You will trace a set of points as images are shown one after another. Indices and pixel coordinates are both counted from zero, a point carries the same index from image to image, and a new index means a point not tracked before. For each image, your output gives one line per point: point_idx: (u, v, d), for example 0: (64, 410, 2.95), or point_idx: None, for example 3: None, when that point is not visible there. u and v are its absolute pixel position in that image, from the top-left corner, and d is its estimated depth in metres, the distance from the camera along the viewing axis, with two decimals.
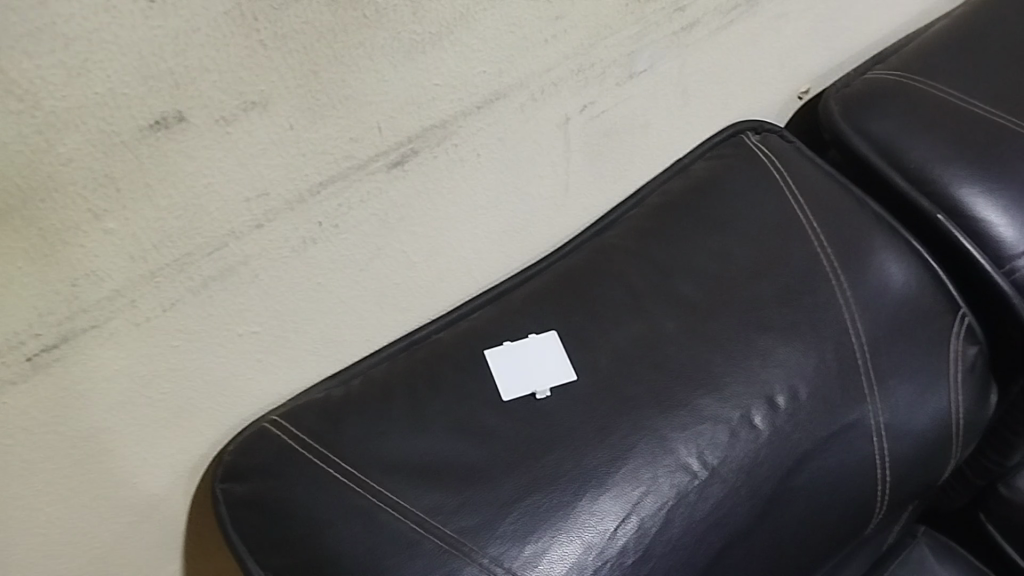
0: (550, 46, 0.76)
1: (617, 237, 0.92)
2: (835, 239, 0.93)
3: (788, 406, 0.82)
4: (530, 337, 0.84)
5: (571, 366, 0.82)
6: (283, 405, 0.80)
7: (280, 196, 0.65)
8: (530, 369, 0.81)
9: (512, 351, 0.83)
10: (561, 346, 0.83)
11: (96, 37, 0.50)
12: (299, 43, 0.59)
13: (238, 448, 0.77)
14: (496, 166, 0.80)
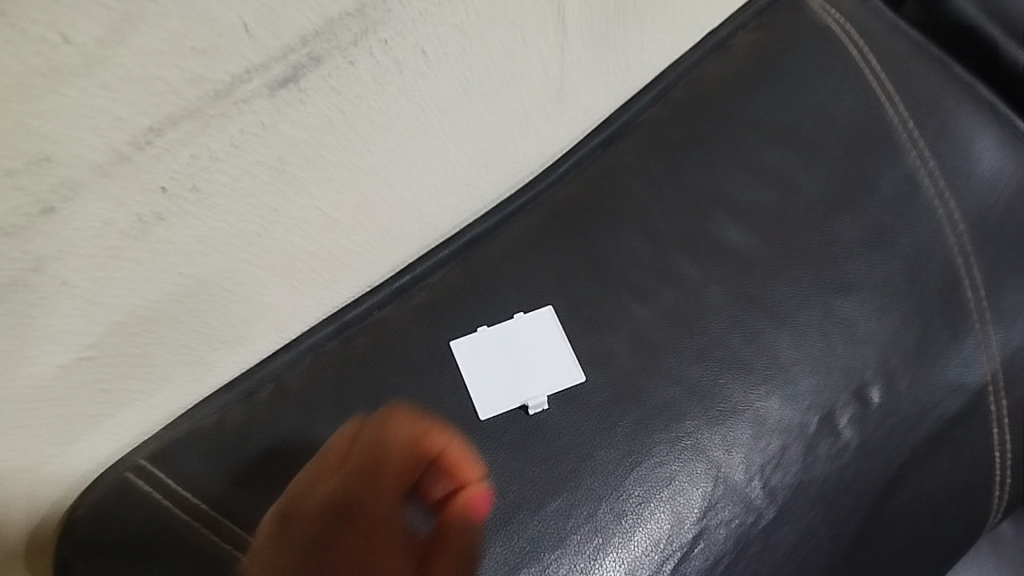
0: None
1: (632, 153, 0.64)
2: (943, 143, 0.65)
3: (885, 401, 0.58)
4: (516, 318, 0.59)
5: (574, 361, 0.57)
6: (157, 437, 0.55)
7: (79, 162, 0.37)
8: (523, 371, 0.57)
9: (488, 342, 0.58)
10: (558, 329, 0.58)
11: None
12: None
13: (92, 519, 0.53)
14: (452, 67, 0.51)
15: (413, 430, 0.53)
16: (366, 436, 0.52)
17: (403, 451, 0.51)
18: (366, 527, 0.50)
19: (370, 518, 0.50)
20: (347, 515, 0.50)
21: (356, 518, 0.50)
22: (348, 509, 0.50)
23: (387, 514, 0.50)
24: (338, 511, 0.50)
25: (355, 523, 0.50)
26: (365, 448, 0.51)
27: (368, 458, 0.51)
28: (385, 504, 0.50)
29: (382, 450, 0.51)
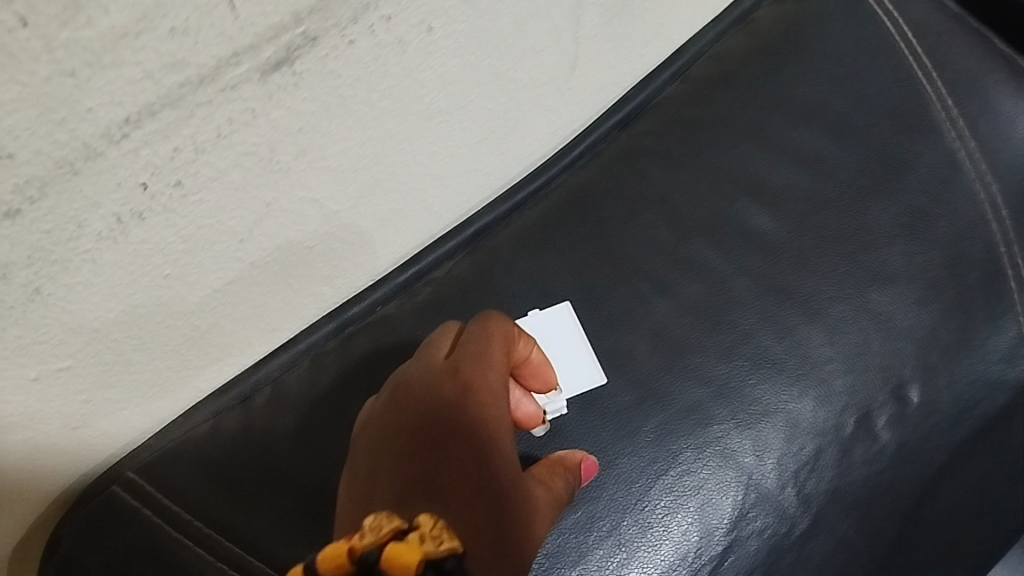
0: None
1: (650, 136, 0.60)
2: (983, 121, 0.60)
3: (924, 400, 0.55)
4: (530, 315, 0.54)
5: (594, 363, 0.53)
6: (151, 448, 0.51)
7: (45, 158, 0.33)
8: None
9: None
10: (576, 327, 0.54)
11: None
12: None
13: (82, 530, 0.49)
14: (459, 45, 0.47)
15: (515, 337, 0.46)
16: (471, 344, 0.44)
17: (504, 355, 0.44)
18: (478, 426, 0.39)
19: (480, 423, 0.39)
20: (452, 407, 0.40)
21: (466, 411, 0.40)
22: (456, 403, 0.40)
23: (494, 378, 0.43)
24: (438, 401, 0.40)
25: (468, 421, 0.39)
26: (470, 352, 0.44)
27: (473, 359, 0.43)
28: (499, 404, 0.41)
29: (488, 353, 0.44)
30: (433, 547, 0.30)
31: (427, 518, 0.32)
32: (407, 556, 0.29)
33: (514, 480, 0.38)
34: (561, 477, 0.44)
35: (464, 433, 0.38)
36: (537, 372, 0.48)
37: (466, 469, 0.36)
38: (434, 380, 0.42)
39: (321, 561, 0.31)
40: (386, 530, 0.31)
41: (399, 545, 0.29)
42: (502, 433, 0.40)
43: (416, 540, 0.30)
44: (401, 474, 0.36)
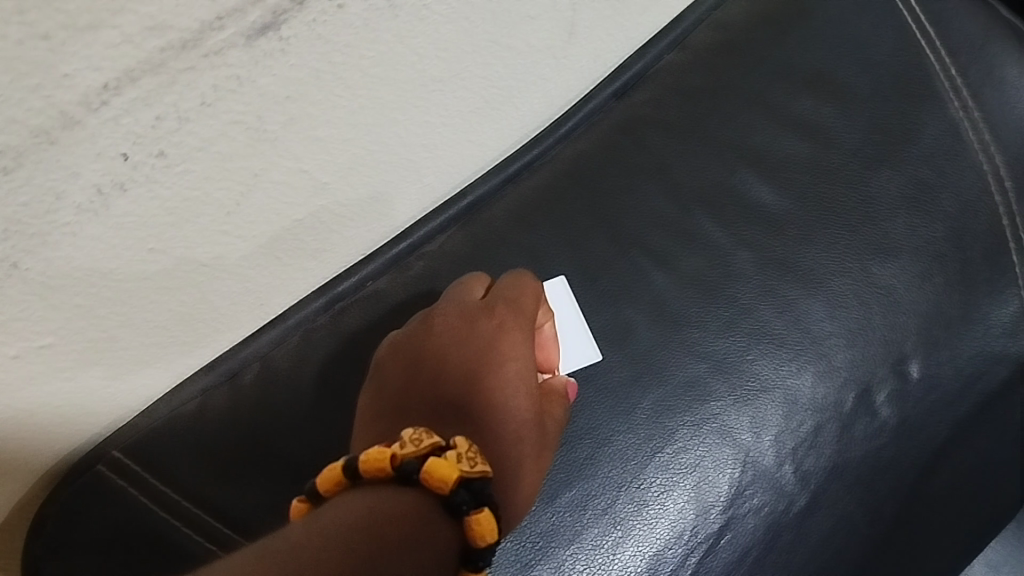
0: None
1: (649, 105, 0.58)
2: (987, 93, 0.59)
3: (926, 376, 0.54)
4: None
5: (589, 340, 0.52)
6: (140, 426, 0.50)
7: (17, 126, 0.31)
8: None
9: None
10: (572, 302, 0.53)
11: None
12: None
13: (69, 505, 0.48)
14: (453, 10, 0.45)
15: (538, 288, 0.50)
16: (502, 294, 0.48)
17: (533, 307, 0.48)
18: (503, 373, 0.45)
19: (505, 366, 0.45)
20: (485, 350, 0.46)
21: (494, 360, 0.45)
22: (488, 345, 0.46)
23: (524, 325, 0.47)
24: (472, 338, 0.47)
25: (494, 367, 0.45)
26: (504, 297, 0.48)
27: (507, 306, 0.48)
28: (525, 352, 0.46)
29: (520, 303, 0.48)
30: (467, 467, 0.38)
31: (462, 441, 0.39)
32: (446, 473, 0.37)
33: (528, 421, 0.44)
34: (559, 400, 0.47)
35: (488, 377, 0.45)
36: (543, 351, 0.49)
37: (482, 413, 0.43)
38: (468, 319, 0.47)
39: (367, 462, 0.37)
40: (426, 445, 0.38)
41: (440, 461, 0.37)
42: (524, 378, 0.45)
43: (454, 459, 0.38)
44: (429, 413, 0.44)
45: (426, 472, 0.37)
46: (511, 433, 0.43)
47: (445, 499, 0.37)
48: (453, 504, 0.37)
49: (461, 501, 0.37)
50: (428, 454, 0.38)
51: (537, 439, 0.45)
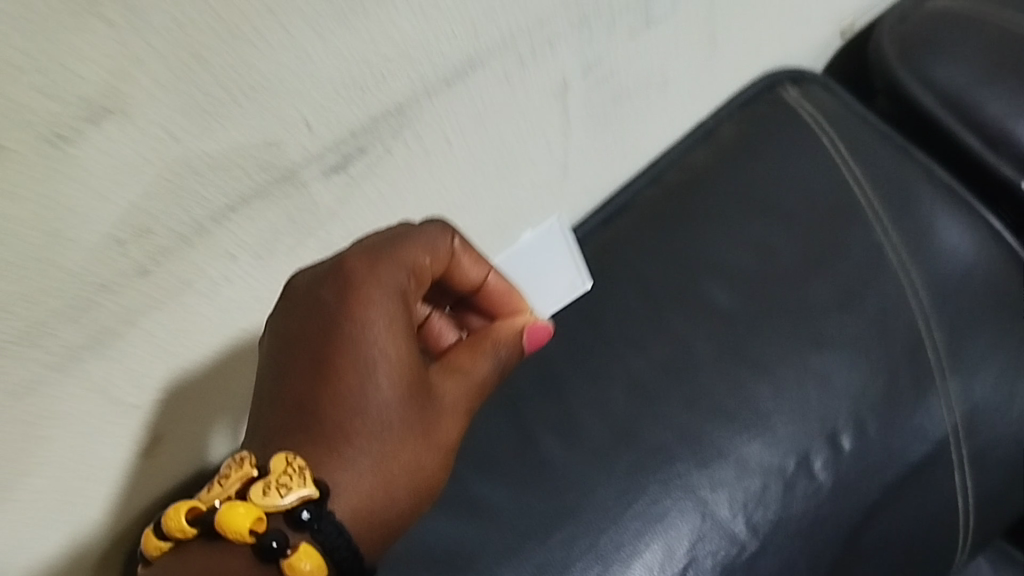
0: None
1: (628, 228, 0.73)
2: (901, 221, 0.74)
3: (855, 447, 0.66)
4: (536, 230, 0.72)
5: (583, 270, 0.71)
6: None
7: (170, 232, 0.46)
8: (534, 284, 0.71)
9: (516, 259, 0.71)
10: (571, 250, 0.72)
11: None
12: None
13: None
14: (476, 157, 0.61)
15: (435, 225, 0.52)
16: (354, 256, 0.49)
17: (406, 262, 0.50)
18: (353, 358, 0.47)
19: (353, 352, 0.47)
20: (332, 328, 0.48)
21: (358, 353, 0.47)
22: (340, 318, 0.48)
23: (387, 286, 0.49)
24: (340, 327, 0.48)
25: (342, 350, 0.48)
26: (360, 262, 0.49)
27: (358, 270, 0.49)
28: (388, 323, 0.48)
29: (378, 262, 0.49)
30: (270, 501, 0.43)
31: (271, 471, 0.44)
32: (242, 520, 0.42)
33: (402, 397, 0.48)
34: (469, 358, 0.52)
35: (342, 365, 0.47)
36: (504, 301, 0.55)
37: (348, 411, 0.47)
38: (318, 287, 0.49)
39: (178, 521, 0.44)
40: (234, 488, 0.44)
41: (239, 507, 0.43)
42: (380, 350, 0.48)
43: (256, 499, 0.43)
44: (304, 419, 0.47)
45: (224, 528, 0.42)
46: (371, 418, 0.47)
47: (254, 538, 0.42)
48: (260, 543, 0.42)
49: (267, 540, 0.42)
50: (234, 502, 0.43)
51: (433, 417, 0.49)
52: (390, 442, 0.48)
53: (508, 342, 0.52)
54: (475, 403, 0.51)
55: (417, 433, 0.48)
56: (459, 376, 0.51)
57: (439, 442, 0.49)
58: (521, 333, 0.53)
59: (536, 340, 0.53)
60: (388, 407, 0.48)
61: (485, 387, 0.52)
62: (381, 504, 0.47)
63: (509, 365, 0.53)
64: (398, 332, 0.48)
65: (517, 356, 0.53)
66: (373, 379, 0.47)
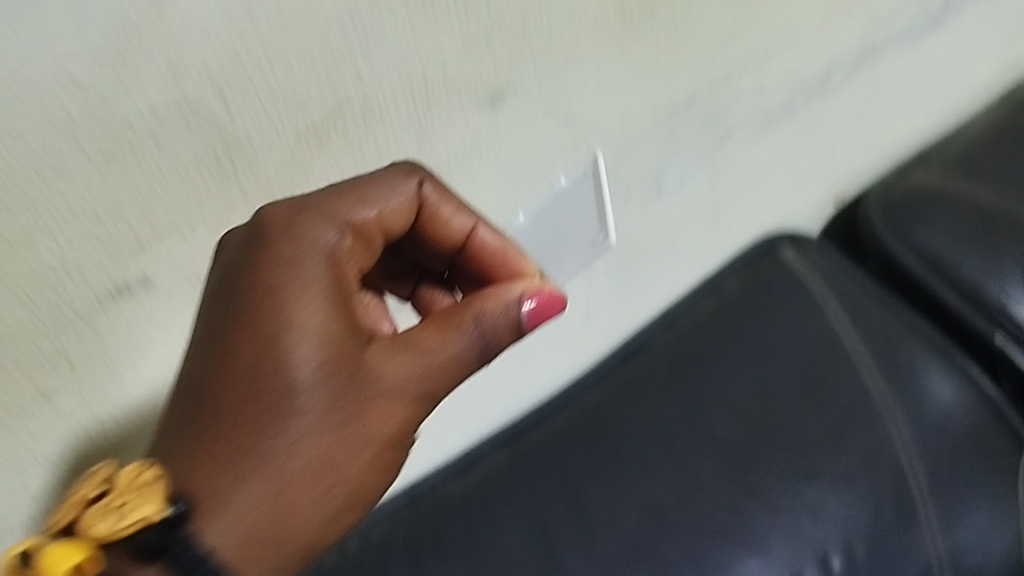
0: (573, 159, 0.65)
1: (642, 367, 0.83)
2: (886, 367, 0.83)
3: (843, 567, 0.75)
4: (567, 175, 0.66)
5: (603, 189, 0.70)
6: None
7: None
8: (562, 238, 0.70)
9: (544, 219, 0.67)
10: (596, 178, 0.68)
11: (50, 212, 0.41)
12: (290, 178, 0.49)
13: None
14: None
15: (394, 179, 0.50)
16: (280, 208, 0.46)
17: (343, 221, 0.48)
18: (271, 330, 0.45)
19: (270, 319, 0.45)
20: (259, 297, 0.45)
21: (281, 332, 0.45)
22: (262, 280, 0.45)
23: (315, 250, 0.46)
24: (271, 297, 0.45)
25: (260, 318, 0.45)
26: (286, 217, 0.46)
27: (286, 231, 0.46)
28: (312, 293, 0.45)
29: (307, 221, 0.46)
30: (103, 534, 0.42)
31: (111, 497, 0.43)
32: (65, 561, 0.41)
33: (327, 375, 0.45)
34: (429, 334, 0.48)
35: (259, 339, 0.45)
36: (497, 257, 0.53)
37: (266, 400, 0.44)
38: (246, 247, 0.46)
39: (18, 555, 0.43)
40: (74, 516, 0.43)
41: (64, 549, 0.42)
42: (304, 321, 0.45)
43: (87, 538, 0.42)
44: (222, 406, 0.44)
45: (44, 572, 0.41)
46: (290, 407, 0.45)
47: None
48: None
49: None
50: (66, 540, 0.42)
51: (365, 406, 0.46)
52: (309, 432, 0.45)
53: (481, 313, 0.48)
54: (430, 384, 0.47)
55: (341, 422, 0.46)
56: (410, 353, 0.47)
57: (371, 432, 0.46)
58: (513, 316, 0.48)
59: (536, 313, 0.49)
60: (311, 389, 0.45)
61: (444, 372, 0.47)
62: (278, 524, 0.45)
63: (479, 348, 0.48)
64: (326, 298, 0.46)
65: (498, 331, 0.48)
66: (295, 353, 0.44)
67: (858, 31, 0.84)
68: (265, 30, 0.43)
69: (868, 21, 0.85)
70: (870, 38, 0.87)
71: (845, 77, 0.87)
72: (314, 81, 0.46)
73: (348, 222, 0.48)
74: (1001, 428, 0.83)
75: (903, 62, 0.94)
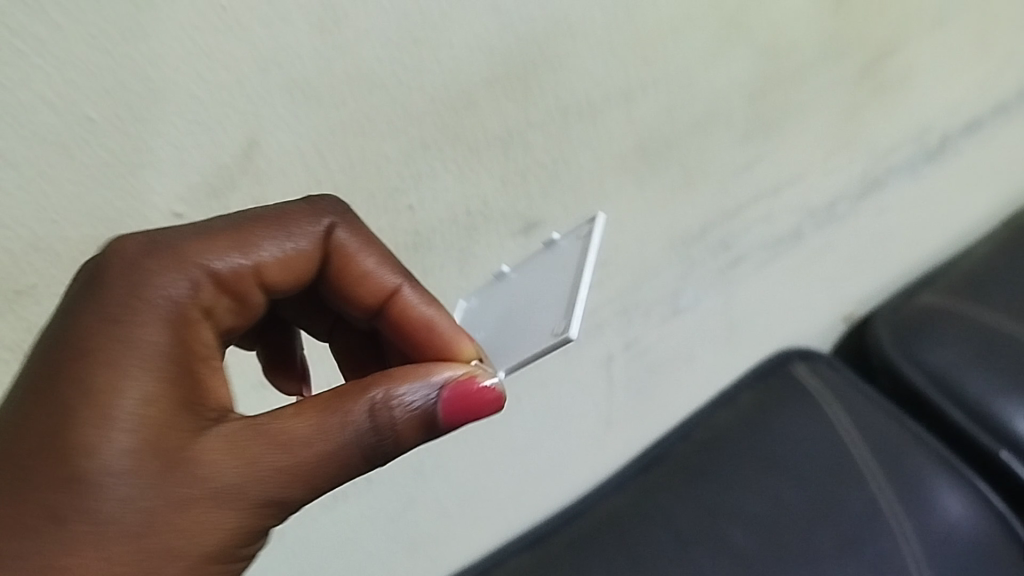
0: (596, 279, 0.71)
1: (660, 476, 0.88)
2: (895, 481, 0.86)
3: None
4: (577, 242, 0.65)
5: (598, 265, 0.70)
6: None
7: None
8: None
9: None
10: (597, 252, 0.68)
11: None
12: None
13: None
14: (540, 413, 0.77)
15: (288, 230, 0.44)
16: (131, 245, 0.39)
17: (211, 269, 0.41)
18: (71, 397, 0.35)
19: (81, 381, 0.35)
20: (80, 352, 0.36)
21: (93, 401, 0.35)
22: (88, 331, 0.36)
23: (160, 306, 0.38)
24: (89, 354, 0.36)
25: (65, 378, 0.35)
26: (133, 259, 0.38)
27: (128, 277, 0.38)
28: (137, 358, 0.36)
29: (157, 265, 0.39)
30: None
31: None
32: None
33: (144, 462, 0.34)
34: (301, 419, 0.37)
35: (66, 407, 0.34)
36: (416, 321, 0.47)
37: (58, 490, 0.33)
38: (84, 292, 0.38)
39: None
40: None
41: None
42: (119, 391, 0.35)
43: None
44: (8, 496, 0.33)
45: None
46: (62, 504, 0.33)
47: None
48: None
49: None
50: None
51: (167, 510, 0.34)
52: (70, 542, 0.33)
53: (380, 401, 0.38)
54: (281, 483, 0.37)
55: (117, 533, 0.33)
56: (263, 440, 0.37)
57: (172, 545, 0.34)
58: (423, 407, 0.39)
59: (451, 407, 0.39)
60: (117, 481, 0.34)
61: (310, 477, 0.37)
62: None
63: (369, 446, 0.38)
64: (163, 365, 0.36)
65: (399, 427, 0.38)
66: (93, 430, 0.34)
67: (861, 165, 0.91)
68: (337, 172, 0.49)
69: (870, 156, 0.92)
70: (873, 171, 0.94)
71: (850, 207, 0.94)
72: (374, 214, 0.52)
73: (214, 272, 0.41)
74: (1009, 542, 0.85)
75: (905, 192, 1.00)
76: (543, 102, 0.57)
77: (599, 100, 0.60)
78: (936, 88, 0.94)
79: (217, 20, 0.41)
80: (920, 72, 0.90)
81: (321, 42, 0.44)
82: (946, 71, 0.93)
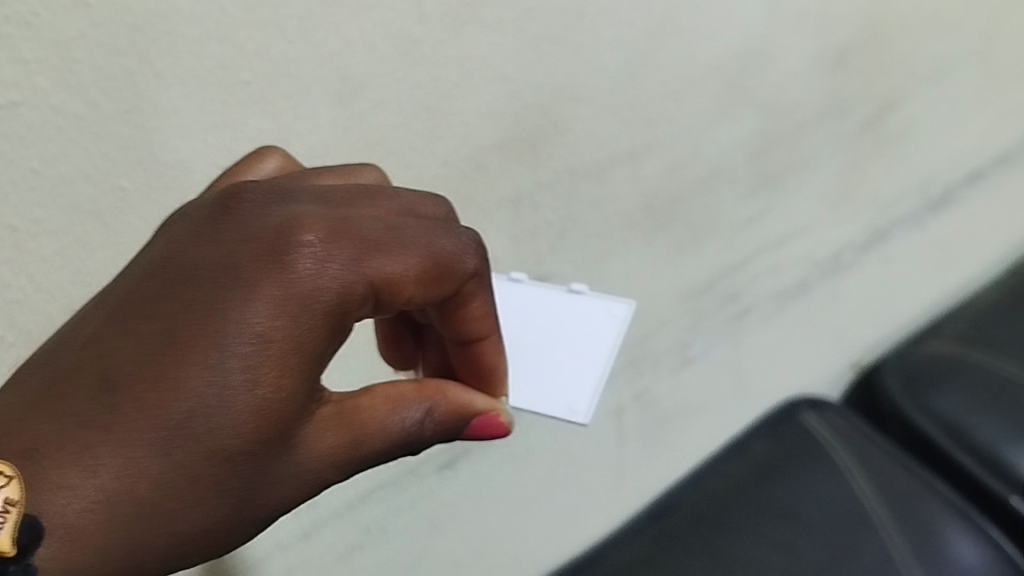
0: None
1: (674, 525, 0.88)
2: (908, 531, 0.86)
3: None
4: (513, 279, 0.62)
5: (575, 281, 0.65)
6: None
7: (330, 505, 0.62)
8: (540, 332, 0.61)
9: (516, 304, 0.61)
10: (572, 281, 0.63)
11: None
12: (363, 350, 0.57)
13: None
14: (552, 463, 0.79)
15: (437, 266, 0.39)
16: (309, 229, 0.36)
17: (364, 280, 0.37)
18: (221, 335, 0.34)
19: (234, 326, 0.35)
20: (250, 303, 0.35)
21: (237, 351, 0.35)
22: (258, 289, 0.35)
23: (322, 293, 0.36)
24: (257, 311, 0.35)
25: (208, 322, 0.35)
26: (318, 249, 0.36)
27: (318, 257, 0.36)
28: (274, 322, 0.35)
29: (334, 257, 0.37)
30: None
31: None
32: None
33: (261, 429, 0.36)
34: (375, 414, 0.40)
35: (219, 336, 0.34)
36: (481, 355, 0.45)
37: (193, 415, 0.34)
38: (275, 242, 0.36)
39: None
40: None
41: None
42: (248, 356, 0.35)
43: None
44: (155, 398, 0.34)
45: None
46: (180, 446, 0.34)
47: None
48: None
49: None
50: None
51: (249, 459, 0.36)
52: (194, 471, 0.35)
53: (429, 417, 0.42)
54: (332, 454, 0.39)
55: (223, 474, 0.35)
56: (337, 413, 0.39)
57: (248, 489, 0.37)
58: (454, 430, 0.43)
59: (473, 429, 0.44)
60: (237, 436, 0.35)
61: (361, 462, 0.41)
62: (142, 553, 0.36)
63: (406, 448, 0.42)
64: (304, 348, 0.36)
65: (429, 440, 0.42)
66: (223, 384, 0.34)
67: (865, 217, 0.93)
68: None
69: (875, 208, 0.94)
70: (878, 221, 0.96)
71: (857, 257, 0.96)
72: None
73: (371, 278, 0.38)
74: None
75: (911, 242, 1.02)
76: (550, 163, 0.59)
77: (605, 160, 0.63)
78: (937, 142, 0.96)
79: (242, 93, 0.43)
80: (923, 128, 0.92)
81: (338, 112, 0.47)
82: (946, 126, 0.96)
